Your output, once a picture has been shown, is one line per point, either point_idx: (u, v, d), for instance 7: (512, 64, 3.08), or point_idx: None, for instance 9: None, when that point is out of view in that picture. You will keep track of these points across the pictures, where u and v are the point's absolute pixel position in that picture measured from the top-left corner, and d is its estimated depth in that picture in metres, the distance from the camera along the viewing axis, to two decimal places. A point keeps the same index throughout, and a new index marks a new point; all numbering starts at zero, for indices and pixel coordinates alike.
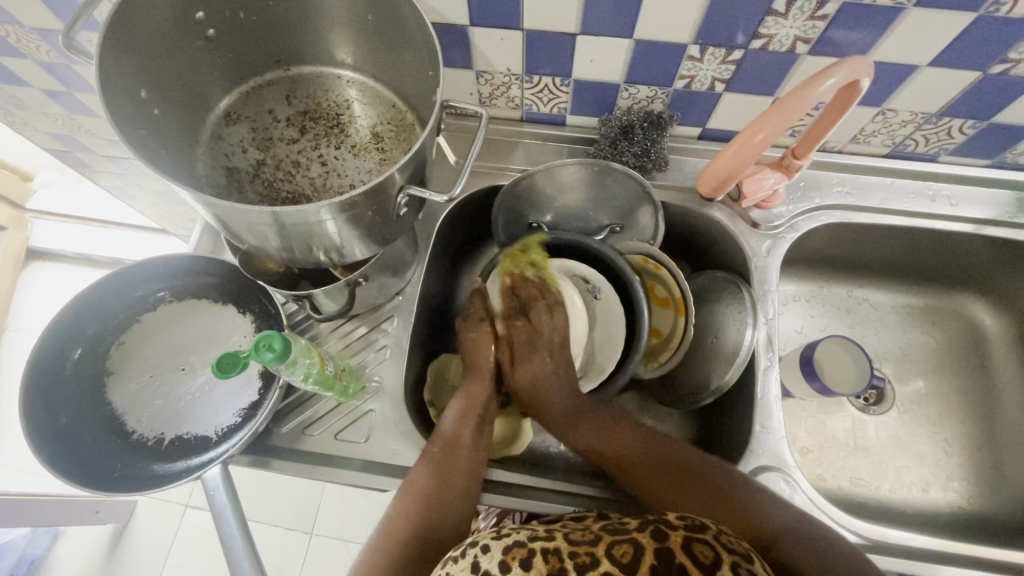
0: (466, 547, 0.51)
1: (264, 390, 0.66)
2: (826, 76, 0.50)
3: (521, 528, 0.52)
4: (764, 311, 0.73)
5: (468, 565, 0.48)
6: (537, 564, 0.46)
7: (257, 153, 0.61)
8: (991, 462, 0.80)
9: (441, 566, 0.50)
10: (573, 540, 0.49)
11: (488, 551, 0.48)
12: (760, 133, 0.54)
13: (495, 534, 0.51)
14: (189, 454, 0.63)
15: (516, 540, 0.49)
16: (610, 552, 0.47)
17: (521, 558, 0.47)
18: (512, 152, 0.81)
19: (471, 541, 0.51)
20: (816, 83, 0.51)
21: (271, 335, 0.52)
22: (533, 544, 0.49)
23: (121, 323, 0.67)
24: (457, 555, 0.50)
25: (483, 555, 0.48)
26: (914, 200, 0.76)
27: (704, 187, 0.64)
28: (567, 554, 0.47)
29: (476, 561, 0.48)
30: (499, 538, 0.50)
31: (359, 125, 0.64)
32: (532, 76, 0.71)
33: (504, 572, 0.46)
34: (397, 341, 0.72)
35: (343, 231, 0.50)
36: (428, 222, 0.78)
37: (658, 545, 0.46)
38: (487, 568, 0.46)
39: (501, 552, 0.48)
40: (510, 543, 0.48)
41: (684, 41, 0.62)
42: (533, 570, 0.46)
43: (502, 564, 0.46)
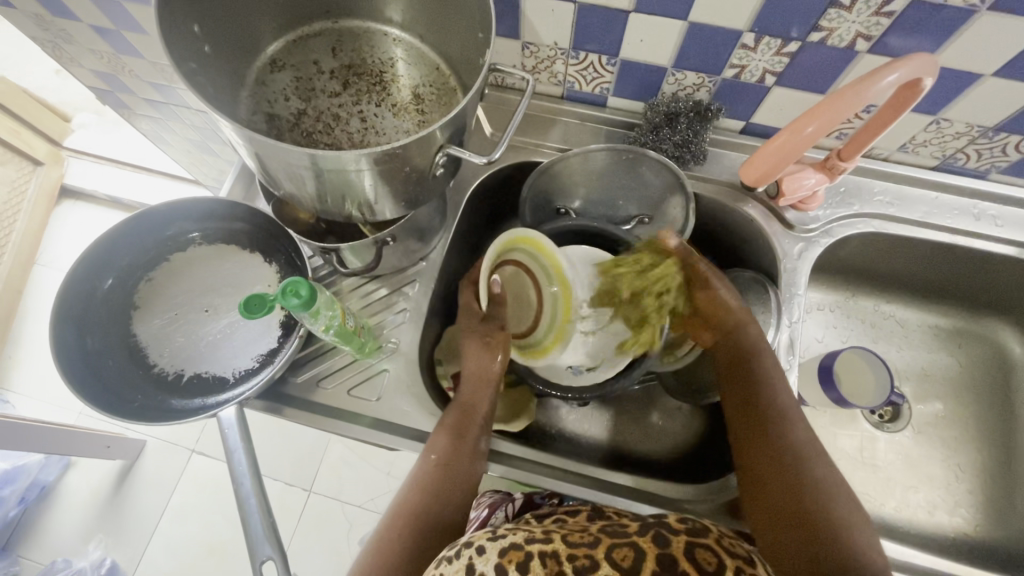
0: (460, 546, 0.51)
1: (283, 338, 0.67)
2: (887, 71, 0.49)
3: (518, 528, 0.52)
4: (788, 314, 0.71)
5: (463, 566, 0.48)
6: (533, 567, 0.46)
7: (299, 103, 0.61)
8: (1004, 492, 0.78)
9: (435, 565, 0.51)
10: (572, 542, 0.48)
11: (484, 553, 0.48)
12: (810, 125, 0.52)
13: (491, 536, 0.51)
14: (207, 392, 0.64)
15: (513, 542, 0.49)
16: (609, 555, 0.46)
17: (517, 562, 0.47)
18: (550, 129, 0.80)
19: (466, 541, 0.51)
20: (876, 78, 0.49)
21: (298, 281, 0.52)
22: (529, 546, 0.48)
23: (152, 259, 0.68)
24: (453, 555, 0.51)
25: (479, 557, 0.48)
26: (958, 217, 0.74)
27: (747, 175, 0.62)
28: (566, 558, 0.47)
29: (471, 562, 0.48)
30: (495, 540, 0.50)
31: (401, 84, 0.63)
32: (578, 52, 0.69)
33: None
34: (417, 306, 0.72)
35: (377, 186, 0.50)
36: (459, 190, 0.77)
37: (659, 551, 0.46)
38: (483, 570, 0.47)
39: (497, 555, 0.48)
40: (506, 545, 0.48)
41: (740, 28, 0.60)
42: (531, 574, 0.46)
43: (498, 567, 0.46)
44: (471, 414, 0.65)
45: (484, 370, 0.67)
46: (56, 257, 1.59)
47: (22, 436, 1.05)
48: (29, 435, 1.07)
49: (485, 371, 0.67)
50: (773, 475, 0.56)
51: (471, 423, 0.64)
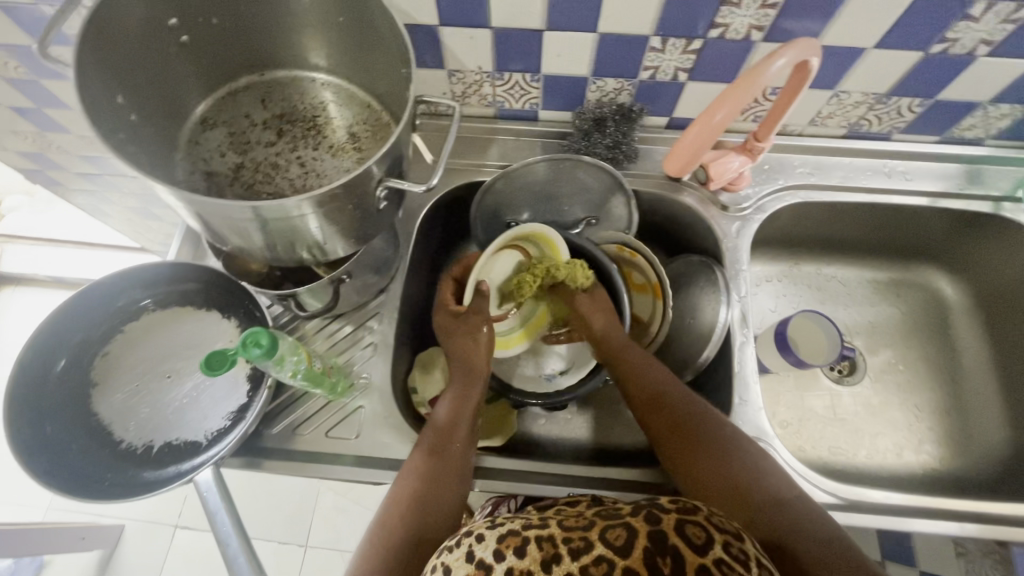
0: (460, 535, 0.52)
1: (253, 392, 0.66)
2: (776, 57, 0.52)
3: (516, 517, 0.53)
4: (737, 290, 0.75)
5: (463, 555, 0.49)
6: (530, 552, 0.47)
7: (235, 156, 0.61)
8: (959, 424, 0.84)
9: (437, 554, 0.52)
10: (568, 526, 0.49)
11: (483, 541, 0.49)
12: (719, 115, 0.53)
13: (490, 523, 0.52)
14: (180, 458, 0.63)
15: (511, 529, 0.50)
16: (604, 536, 0.47)
17: (515, 547, 0.47)
18: (488, 149, 0.83)
19: (466, 530, 0.52)
20: (768, 63, 0.52)
21: (258, 331, 0.51)
22: (526, 532, 0.49)
23: (105, 333, 0.67)
24: (453, 544, 0.52)
25: (478, 545, 0.49)
26: (872, 177, 0.80)
27: (670, 167, 0.61)
28: (560, 540, 0.48)
29: (470, 551, 0.49)
30: (494, 529, 0.51)
31: (336, 126, 0.64)
32: (502, 73, 0.73)
33: (497, 562, 0.47)
34: (384, 337, 0.73)
35: (323, 228, 0.54)
36: (409, 219, 0.79)
37: (650, 528, 0.47)
38: (481, 558, 0.48)
39: (496, 542, 0.49)
40: (504, 532, 0.50)
41: (646, 32, 0.64)
42: (527, 557, 0.47)
43: (496, 554, 0.48)
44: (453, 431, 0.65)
45: (470, 375, 0.69)
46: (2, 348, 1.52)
47: None
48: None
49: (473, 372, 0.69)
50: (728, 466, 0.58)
51: (455, 428, 0.65)
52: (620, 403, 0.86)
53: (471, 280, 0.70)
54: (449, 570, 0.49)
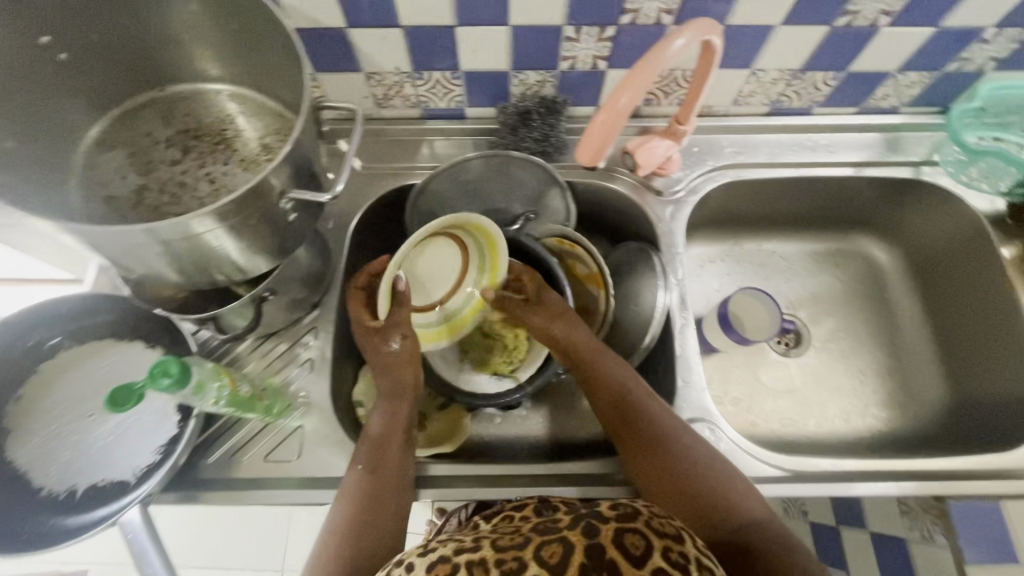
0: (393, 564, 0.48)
1: (183, 423, 0.62)
2: (673, 38, 0.52)
3: (451, 538, 0.50)
4: (674, 273, 0.76)
5: None
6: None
7: (137, 177, 0.58)
8: (900, 384, 0.86)
9: None
10: (501, 546, 0.45)
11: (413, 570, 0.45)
12: (625, 96, 0.51)
13: (422, 551, 0.48)
14: (104, 500, 0.59)
15: (442, 555, 0.46)
16: (538, 554, 0.43)
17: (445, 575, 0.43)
18: (418, 151, 0.81)
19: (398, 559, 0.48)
20: (666, 46, 0.52)
21: (168, 360, 0.48)
22: (458, 557, 0.45)
23: (17, 375, 0.63)
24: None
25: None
26: (797, 152, 0.81)
27: (583, 158, 0.56)
28: (494, 563, 0.43)
29: None
30: (425, 556, 0.47)
31: (246, 138, 0.62)
32: (421, 72, 0.71)
33: None
34: (321, 352, 0.71)
35: (231, 244, 0.52)
36: (341, 229, 0.77)
37: (587, 542, 0.43)
38: None
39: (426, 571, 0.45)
40: (436, 559, 0.46)
41: (558, 22, 0.64)
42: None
43: None
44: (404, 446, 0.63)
45: (398, 396, 0.65)
46: None
47: None
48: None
49: (403, 391, 0.65)
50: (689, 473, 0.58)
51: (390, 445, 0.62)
52: (574, 396, 0.85)
53: (382, 284, 0.66)
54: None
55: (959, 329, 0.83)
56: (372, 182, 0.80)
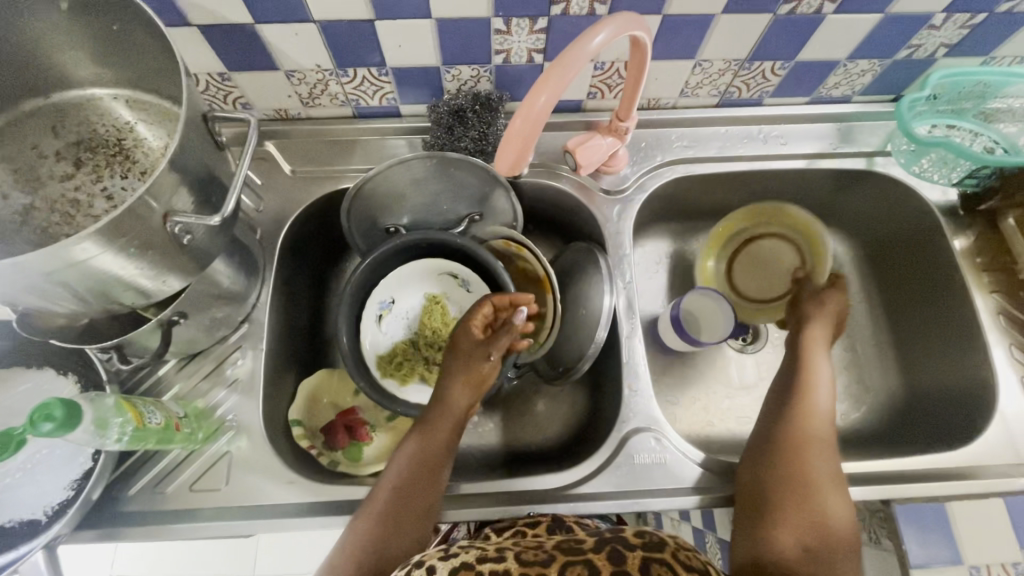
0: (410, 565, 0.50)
1: (98, 454, 0.59)
2: (593, 33, 0.48)
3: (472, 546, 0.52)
4: (621, 276, 0.73)
5: None
6: None
7: (23, 197, 0.54)
8: (857, 377, 0.84)
9: None
10: (524, 560, 0.48)
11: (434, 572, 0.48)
12: (543, 95, 0.47)
13: (443, 553, 0.51)
14: (14, 542, 0.56)
15: (463, 562, 0.49)
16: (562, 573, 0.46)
17: None
18: (352, 152, 0.77)
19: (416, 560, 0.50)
20: (585, 41, 0.48)
21: (47, 403, 0.46)
22: (481, 565, 0.48)
23: None
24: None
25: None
26: (748, 144, 0.78)
27: (500, 166, 0.53)
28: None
29: None
30: (446, 560, 0.49)
31: (147, 148, 0.58)
32: (345, 69, 0.66)
33: None
34: (250, 371, 0.67)
35: (123, 265, 0.47)
36: (270, 238, 0.73)
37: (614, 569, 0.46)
38: None
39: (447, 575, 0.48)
40: (457, 564, 0.49)
41: (484, 15, 0.59)
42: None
43: None
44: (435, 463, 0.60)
45: (450, 411, 0.63)
46: None
47: None
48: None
49: (449, 412, 0.63)
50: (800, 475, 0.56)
51: (430, 466, 0.60)
52: (527, 401, 0.83)
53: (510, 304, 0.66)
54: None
55: (913, 321, 0.81)
56: (302, 186, 0.76)
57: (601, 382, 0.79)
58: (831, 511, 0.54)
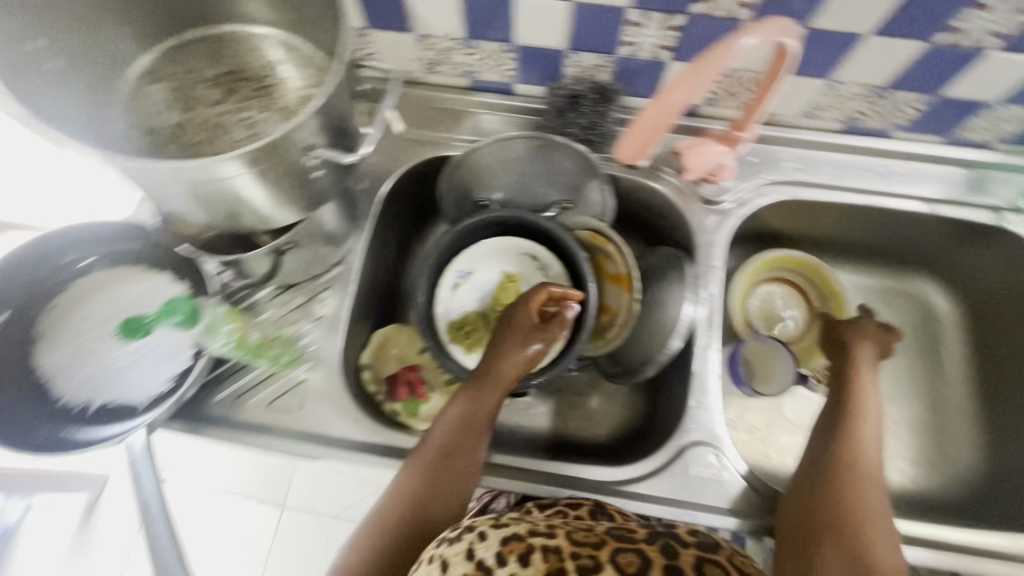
0: (462, 529, 0.51)
1: (196, 357, 0.65)
2: (745, 34, 0.48)
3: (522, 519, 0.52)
4: (706, 287, 0.72)
5: (464, 549, 0.48)
6: (534, 560, 0.46)
7: (178, 114, 0.59)
8: (936, 442, 0.79)
9: (435, 545, 0.50)
10: (576, 540, 0.48)
11: (486, 539, 0.49)
12: (677, 92, 0.48)
13: (494, 523, 0.51)
14: (117, 417, 0.62)
15: (515, 533, 0.49)
16: (614, 558, 0.46)
17: (519, 552, 0.47)
18: (460, 122, 0.79)
19: (467, 525, 0.51)
20: (736, 41, 0.48)
21: (177, 300, 0.66)
22: (532, 538, 0.48)
23: (53, 289, 0.66)
24: (453, 536, 0.51)
25: (479, 543, 0.48)
26: (866, 177, 0.75)
27: (621, 157, 0.53)
28: (569, 555, 0.47)
29: (472, 547, 0.48)
30: (498, 528, 0.50)
31: (288, 87, 0.61)
32: (473, 41, 0.68)
33: (500, 564, 0.46)
34: (334, 311, 0.71)
35: (257, 191, 0.52)
36: (373, 190, 0.76)
37: (667, 561, 0.46)
38: (483, 556, 0.47)
39: (499, 543, 0.48)
40: (508, 535, 0.49)
41: (622, 5, 0.59)
42: (531, 567, 0.45)
43: (498, 556, 0.47)
44: (477, 427, 0.62)
45: (499, 381, 0.64)
46: None
47: None
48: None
49: (495, 381, 0.64)
50: (837, 496, 0.54)
51: (471, 429, 0.62)
52: (582, 394, 0.83)
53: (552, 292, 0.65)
54: (447, 566, 0.47)
55: (1015, 396, 0.76)
56: (409, 148, 0.79)
57: (662, 391, 0.78)
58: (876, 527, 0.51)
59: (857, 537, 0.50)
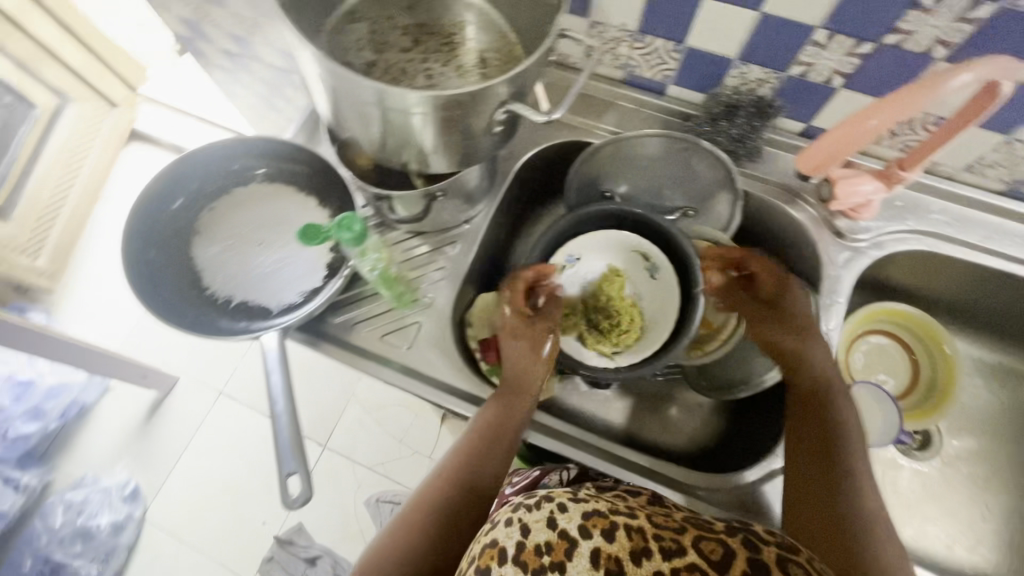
0: (540, 498, 0.51)
1: (328, 278, 0.70)
2: (961, 71, 0.51)
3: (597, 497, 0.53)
4: (826, 322, 0.70)
5: (544, 517, 0.48)
6: (619, 536, 0.46)
7: (371, 54, 0.63)
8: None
9: (514, 509, 0.50)
10: (658, 524, 0.48)
11: (567, 511, 0.49)
12: (874, 119, 0.56)
13: (572, 496, 0.51)
14: (253, 318, 0.68)
15: (597, 509, 0.49)
16: (697, 545, 0.46)
17: (603, 528, 0.47)
18: (605, 112, 0.81)
19: (547, 494, 0.51)
20: (951, 76, 0.51)
21: (351, 217, 0.62)
22: (614, 515, 0.48)
23: (216, 190, 0.73)
24: (531, 503, 0.51)
25: (559, 513, 0.49)
26: (1018, 245, 0.71)
27: (802, 167, 0.67)
28: (651, 536, 0.47)
29: (552, 515, 0.48)
30: (578, 503, 0.50)
31: (470, 48, 0.65)
32: (645, 36, 0.70)
33: (584, 536, 0.46)
34: (457, 264, 0.75)
35: (432, 133, 0.53)
36: (510, 159, 0.80)
37: (749, 555, 0.45)
38: (564, 527, 0.47)
39: (581, 517, 0.48)
40: (591, 510, 0.49)
41: (813, 24, 0.59)
42: (616, 543, 0.46)
43: (582, 528, 0.47)
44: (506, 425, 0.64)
45: (521, 385, 0.67)
46: (116, 195, 1.72)
47: (60, 350, 1.11)
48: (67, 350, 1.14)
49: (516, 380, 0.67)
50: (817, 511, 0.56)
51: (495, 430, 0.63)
52: (665, 400, 0.84)
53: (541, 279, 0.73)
54: (527, 532, 0.48)
55: None
56: (550, 128, 0.81)
57: (750, 414, 0.78)
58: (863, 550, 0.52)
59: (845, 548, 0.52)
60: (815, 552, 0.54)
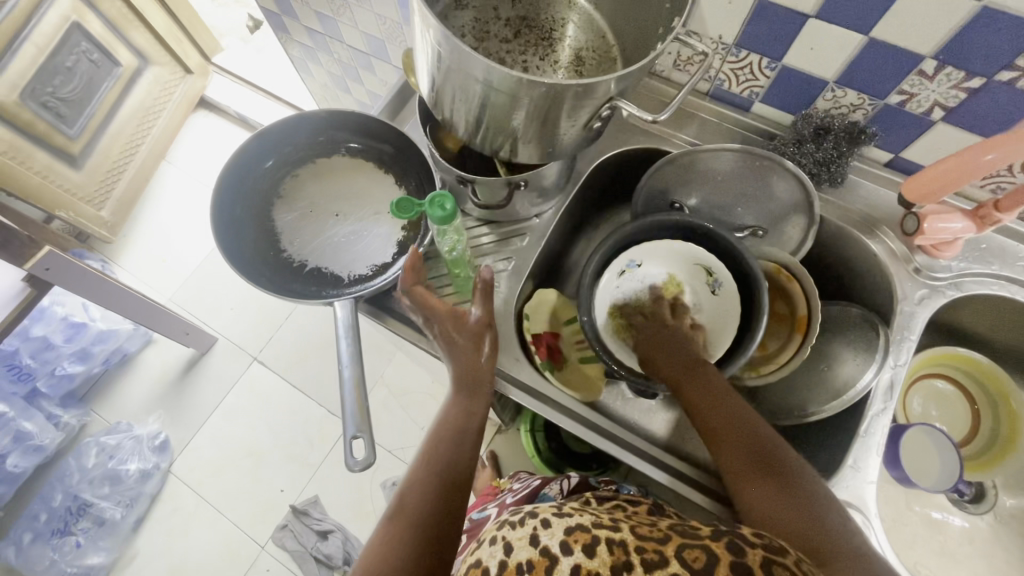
0: (526, 515, 0.51)
1: (397, 255, 0.72)
2: None
3: (585, 510, 0.51)
4: (893, 357, 0.69)
5: (527, 535, 0.48)
6: (599, 551, 0.45)
7: (472, 40, 0.65)
8: None
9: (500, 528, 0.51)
10: (641, 535, 0.47)
11: (550, 527, 0.48)
12: (991, 153, 0.56)
13: (558, 511, 0.50)
14: (322, 284, 0.70)
15: (580, 523, 0.48)
16: (680, 555, 0.44)
17: (584, 543, 0.46)
18: (687, 124, 0.81)
19: (532, 511, 0.51)
20: None
21: (444, 197, 0.60)
22: (597, 530, 0.47)
23: (301, 159, 0.76)
24: (516, 520, 0.51)
25: (542, 529, 0.48)
26: None
27: (908, 194, 0.67)
28: (633, 549, 0.45)
29: (534, 533, 0.48)
30: (561, 517, 0.49)
31: (567, 45, 0.67)
32: (740, 50, 0.69)
33: (563, 551, 0.45)
34: (522, 256, 0.77)
35: (529, 124, 0.54)
36: (586, 160, 0.81)
37: (733, 559, 0.42)
38: (546, 543, 0.47)
39: (563, 532, 0.47)
40: (573, 525, 0.48)
41: (923, 53, 0.58)
42: (597, 558, 0.44)
43: (562, 544, 0.46)
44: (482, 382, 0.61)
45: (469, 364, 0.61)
46: (181, 158, 1.79)
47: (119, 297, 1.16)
48: (125, 299, 1.18)
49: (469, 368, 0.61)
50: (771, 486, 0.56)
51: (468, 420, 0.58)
52: None
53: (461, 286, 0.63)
54: (509, 550, 0.48)
55: None
56: (628, 133, 0.82)
57: (800, 442, 0.76)
58: (817, 528, 0.53)
59: (796, 519, 0.53)
60: (782, 531, 0.53)
